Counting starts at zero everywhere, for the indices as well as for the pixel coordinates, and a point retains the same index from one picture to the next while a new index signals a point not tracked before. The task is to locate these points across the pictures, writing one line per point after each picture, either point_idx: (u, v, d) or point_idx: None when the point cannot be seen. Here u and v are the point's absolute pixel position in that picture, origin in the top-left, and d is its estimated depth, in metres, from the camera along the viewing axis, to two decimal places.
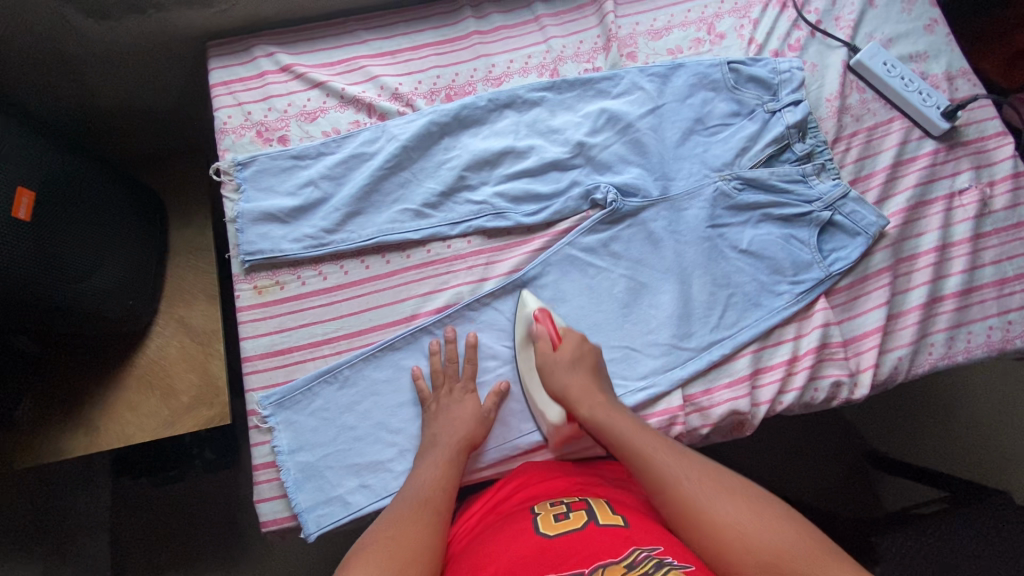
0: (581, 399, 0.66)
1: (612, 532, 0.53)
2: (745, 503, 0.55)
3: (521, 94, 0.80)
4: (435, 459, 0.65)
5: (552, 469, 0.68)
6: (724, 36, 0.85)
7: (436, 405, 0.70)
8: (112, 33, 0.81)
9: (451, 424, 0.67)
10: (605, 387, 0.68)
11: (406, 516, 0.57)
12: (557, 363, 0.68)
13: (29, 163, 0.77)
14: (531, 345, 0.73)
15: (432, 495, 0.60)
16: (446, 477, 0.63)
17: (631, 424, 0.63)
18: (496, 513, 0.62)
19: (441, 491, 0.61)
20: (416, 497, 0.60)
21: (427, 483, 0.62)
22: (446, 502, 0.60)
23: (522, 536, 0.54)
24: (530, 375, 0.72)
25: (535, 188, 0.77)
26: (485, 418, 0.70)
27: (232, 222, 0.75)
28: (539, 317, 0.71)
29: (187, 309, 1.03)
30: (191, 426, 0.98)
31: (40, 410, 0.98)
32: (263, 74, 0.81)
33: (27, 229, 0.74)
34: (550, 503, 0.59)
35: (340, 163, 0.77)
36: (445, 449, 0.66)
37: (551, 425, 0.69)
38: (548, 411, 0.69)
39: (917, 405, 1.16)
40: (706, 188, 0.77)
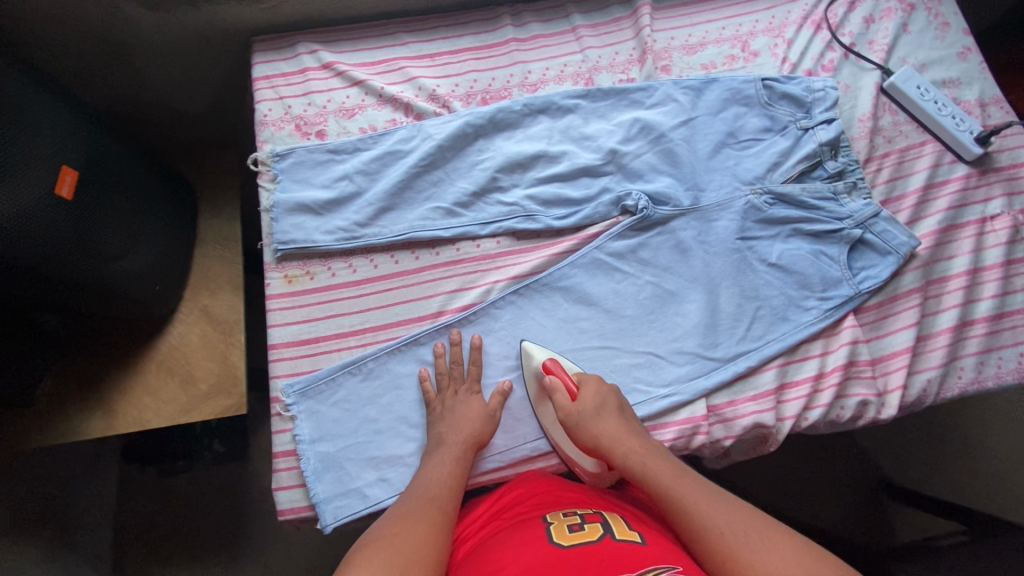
0: (612, 442, 0.63)
1: (628, 547, 0.52)
2: (773, 543, 0.52)
3: (555, 101, 0.81)
4: (444, 458, 0.65)
5: (560, 480, 0.68)
6: (758, 54, 0.86)
7: (456, 401, 0.70)
8: (162, 23, 0.83)
9: (467, 422, 0.68)
10: (634, 425, 0.66)
11: (416, 511, 0.57)
12: (581, 415, 0.66)
13: (73, 145, 0.79)
14: (544, 398, 0.72)
15: (438, 493, 0.60)
16: (454, 475, 0.63)
17: (660, 460, 0.61)
18: (505, 519, 0.61)
19: (449, 489, 0.61)
20: (423, 493, 0.60)
21: (437, 479, 0.62)
22: (453, 500, 0.60)
23: (535, 545, 0.53)
24: (553, 429, 0.71)
25: (565, 192, 0.77)
26: (492, 418, 0.70)
27: (267, 211, 0.76)
28: (548, 367, 0.70)
29: (211, 296, 1.05)
30: (208, 414, 0.99)
31: (61, 390, 0.99)
32: (304, 70, 0.83)
33: (68, 206, 0.76)
34: (564, 513, 0.58)
35: (376, 159, 0.79)
36: (462, 446, 0.66)
37: (589, 472, 0.69)
38: (583, 462, 0.69)
39: (937, 433, 1.14)
40: (737, 201, 0.77)
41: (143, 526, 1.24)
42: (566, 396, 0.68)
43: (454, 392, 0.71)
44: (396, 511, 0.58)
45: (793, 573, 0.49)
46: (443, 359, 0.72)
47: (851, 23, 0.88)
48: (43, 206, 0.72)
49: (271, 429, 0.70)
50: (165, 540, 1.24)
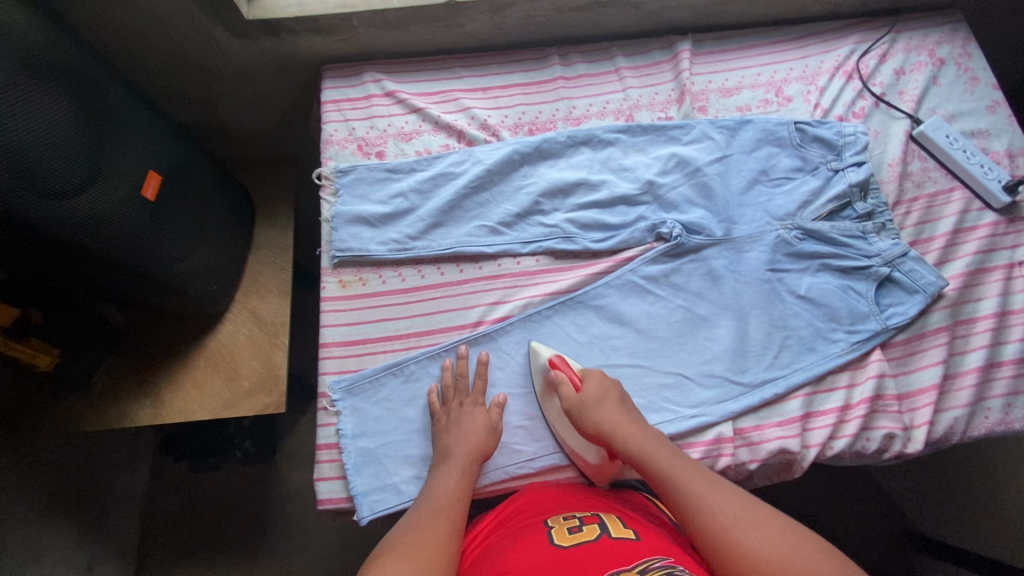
0: (617, 430, 0.68)
1: (626, 544, 0.56)
2: (778, 532, 0.58)
3: (597, 134, 0.87)
4: (450, 470, 0.68)
5: (566, 489, 0.71)
6: (792, 99, 0.92)
7: (464, 408, 0.73)
8: (247, 49, 0.91)
9: (470, 434, 0.70)
10: (634, 415, 0.71)
11: (427, 520, 0.61)
12: (584, 402, 0.71)
13: (161, 153, 0.87)
14: (549, 391, 0.76)
15: (447, 504, 0.64)
16: (459, 488, 0.66)
17: (670, 454, 0.66)
18: (506, 522, 0.66)
19: (455, 501, 0.64)
20: (432, 506, 0.63)
21: (445, 489, 0.66)
22: (457, 507, 0.64)
23: (538, 547, 0.57)
24: (558, 422, 0.74)
25: (604, 218, 0.82)
26: (495, 430, 0.73)
27: (328, 221, 0.83)
28: (554, 362, 0.75)
29: (260, 300, 1.11)
30: (250, 410, 1.05)
31: (114, 378, 1.06)
32: (368, 97, 0.91)
33: (149, 206, 0.84)
34: (563, 517, 0.62)
35: (429, 179, 0.85)
36: (467, 458, 0.69)
37: (592, 464, 0.72)
38: (587, 453, 0.73)
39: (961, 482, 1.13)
40: (768, 235, 0.81)
41: (172, 517, 1.37)
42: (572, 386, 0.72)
43: (459, 402, 0.73)
44: (408, 521, 0.62)
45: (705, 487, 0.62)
46: (448, 372, 0.76)
47: (882, 74, 0.93)
48: (129, 203, 0.80)
49: (317, 422, 0.75)
50: (190, 531, 1.36)
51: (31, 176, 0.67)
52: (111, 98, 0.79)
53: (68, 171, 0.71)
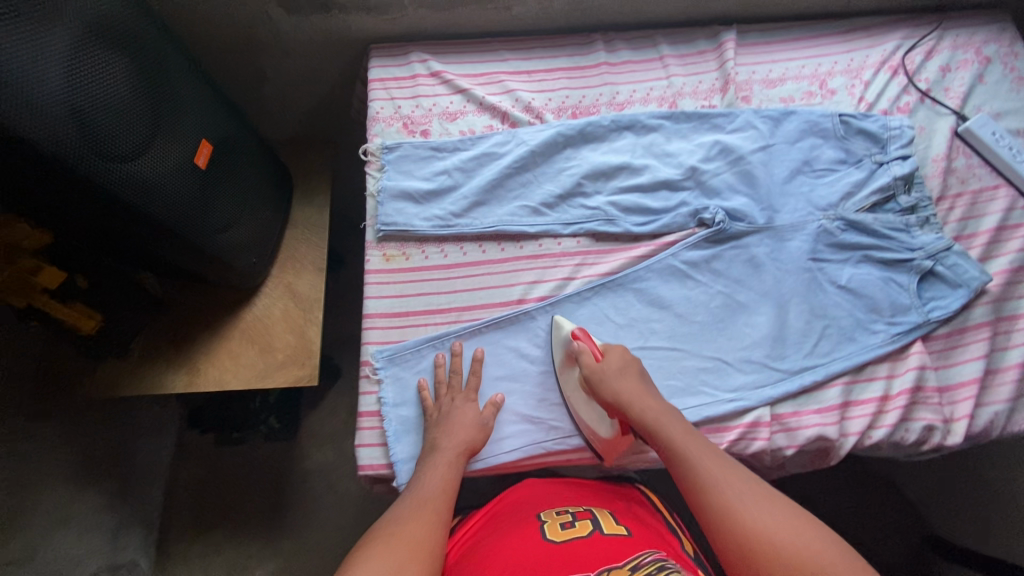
0: (633, 400, 0.68)
1: (616, 540, 0.59)
2: (787, 517, 0.55)
3: (641, 119, 0.88)
4: (438, 462, 0.67)
5: (552, 485, 0.74)
6: (836, 92, 0.92)
7: (457, 404, 0.73)
8: (298, 26, 0.92)
9: (460, 429, 0.70)
10: (651, 390, 0.71)
11: (410, 506, 0.61)
12: (604, 372, 0.71)
13: (213, 124, 0.89)
14: (569, 364, 0.77)
15: (434, 495, 0.63)
16: (447, 479, 0.65)
17: (681, 428, 0.65)
18: (497, 518, 0.68)
19: (442, 489, 0.64)
20: (418, 496, 0.63)
21: (432, 479, 0.65)
22: (444, 497, 0.63)
23: (531, 540, 0.59)
24: (575, 394, 0.75)
25: (646, 202, 0.83)
26: (484, 427, 0.72)
27: (373, 195, 0.85)
28: (576, 334, 0.75)
29: (296, 275, 1.13)
30: (282, 382, 1.06)
31: (153, 348, 1.08)
32: (414, 76, 0.93)
33: (200, 174, 0.85)
34: (556, 512, 0.65)
35: (474, 158, 0.87)
36: (455, 451, 0.69)
37: (605, 437, 0.72)
38: (600, 426, 0.73)
39: None
40: (810, 224, 0.81)
41: (195, 489, 1.40)
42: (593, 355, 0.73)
43: (452, 400, 0.74)
44: (393, 509, 0.62)
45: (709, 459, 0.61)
46: (442, 369, 0.76)
47: (928, 70, 0.93)
48: (182, 170, 0.81)
49: (358, 389, 0.76)
50: (212, 505, 1.39)
51: (101, 139, 0.69)
52: (169, 66, 0.81)
53: (129, 135, 0.73)
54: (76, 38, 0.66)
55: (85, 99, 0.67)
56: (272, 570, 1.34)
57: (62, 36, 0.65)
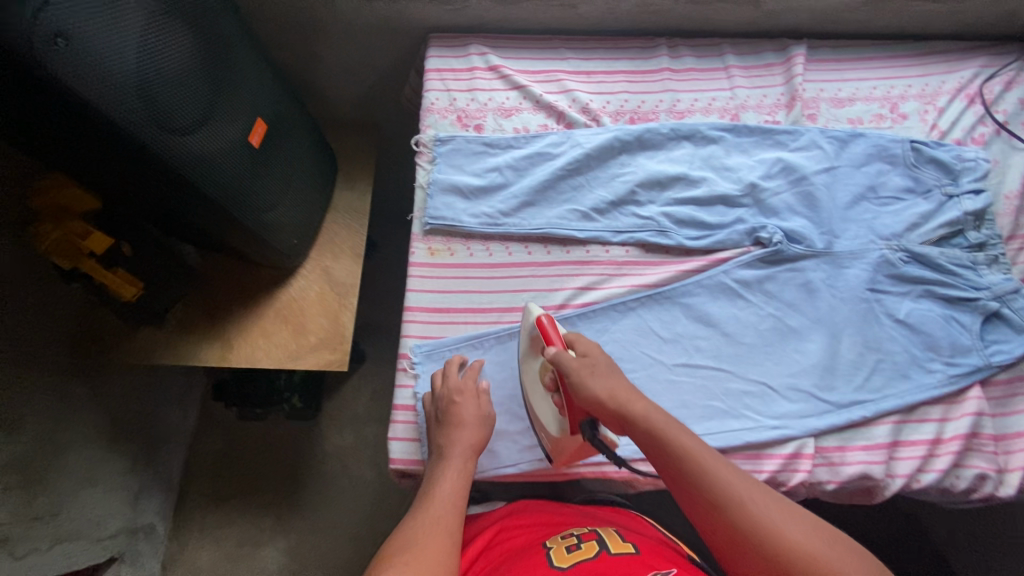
0: (631, 400, 0.63)
1: (625, 559, 0.60)
2: (821, 538, 0.55)
3: (702, 130, 0.86)
4: (446, 474, 0.65)
5: (548, 512, 0.73)
6: (907, 117, 0.88)
7: (458, 398, 0.70)
8: (361, 11, 0.92)
9: (467, 432, 0.68)
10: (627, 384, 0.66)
11: (422, 533, 0.58)
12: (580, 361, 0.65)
13: (269, 102, 0.88)
14: (533, 355, 0.73)
15: (444, 513, 0.61)
16: (456, 494, 0.63)
17: (691, 439, 0.61)
18: (498, 553, 0.66)
19: (452, 507, 0.62)
20: (429, 514, 0.60)
21: (442, 499, 0.62)
22: (454, 519, 0.61)
23: (540, 568, 0.59)
24: (533, 387, 0.72)
25: (701, 216, 0.81)
26: (482, 420, 0.70)
27: (424, 188, 0.85)
28: (539, 324, 0.69)
29: (333, 259, 1.13)
30: (311, 365, 1.07)
31: (188, 316, 1.10)
32: (472, 69, 0.92)
33: (253, 153, 0.85)
34: (561, 536, 0.65)
35: (526, 157, 0.86)
36: (464, 457, 0.67)
37: (551, 438, 0.69)
38: (551, 426, 0.68)
39: None
40: (871, 253, 0.78)
41: (213, 460, 1.42)
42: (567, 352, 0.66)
43: (451, 395, 0.70)
44: (401, 534, 0.58)
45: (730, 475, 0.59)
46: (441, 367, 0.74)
47: (1007, 101, 0.88)
48: (236, 147, 0.81)
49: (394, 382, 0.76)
50: (228, 479, 1.41)
51: (162, 112, 0.68)
52: (233, 43, 0.80)
53: (189, 110, 0.72)
54: (146, 10, 0.66)
55: (153, 67, 0.66)
56: (283, 548, 1.35)
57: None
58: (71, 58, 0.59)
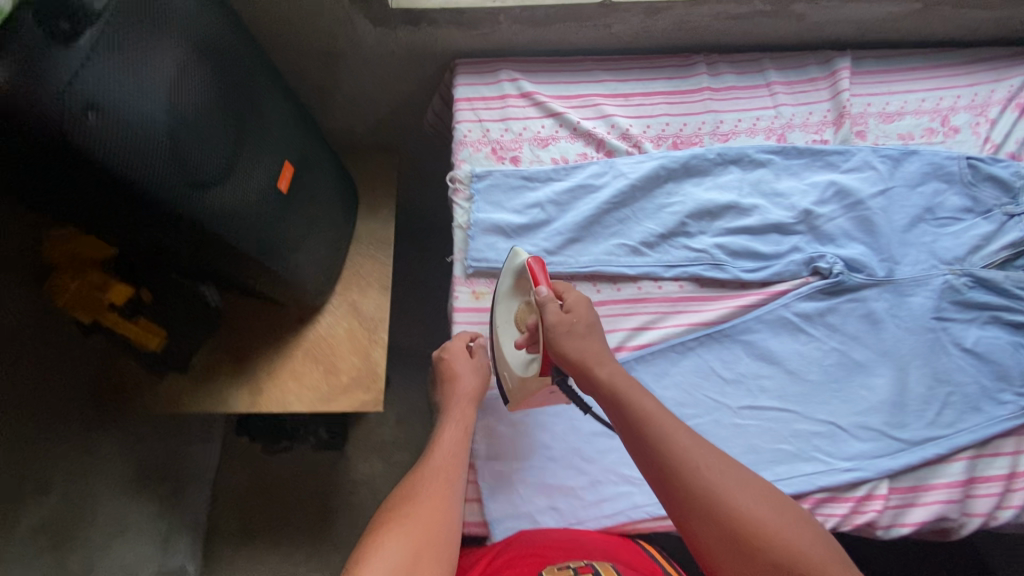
0: (600, 362, 0.62)
1: None
2: (773, 508, 0.53)
3: (749, 153, 0.83)
4: (449, 424, 0.68)
5: (544, 538, 0.64)
6: (959, 130, 0.85)
7: (446, 356, 0.74)
8: (383, 39, 0.87)
9: (462, 381, 0.72)
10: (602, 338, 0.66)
11: (421, 484, 0.60)
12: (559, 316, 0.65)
13: (292, 140, 0.83)
14: (516, 296, 0.73)
15: (445, 460, 0.63)
16: (458, 442, 0.66)
17: (652, 403, 0.59)
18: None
19: (453, 454, 0.64)
20: (429, 464, 0.63)
21: (441, 451, 0.65)
22: (453, 465, 0.63)
23: None
24: (506, 328, 0.73)
25: (755, 246, 0.78)
26: (480, 374, 0.73)
27: (463, 228, 0.81)
28: (531, 266, 0.69)
29: (361, 295, 1.10)
30: (346, 407, 1.03)
31: (213, 360, 1.05)
32: (504, 97, 0.87)
33: (281, 198, 0.80)
34: (557, 567, 0.56)
35: (568, 191, 0.82)
36: (464, 405, 0.70)
37: (512, 376, 0.70)
38: (517, 368, 0.70)
39: None
40: (934, 279, 0.76)
41: (238, 494, 1.38)
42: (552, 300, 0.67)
43: (441, 354, 0.75)
44: (404, 484, 0.61)
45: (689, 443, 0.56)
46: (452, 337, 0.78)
47: None
48: (266, 195, 0.76)
49: None
50: (256, 513, 1.37)
51: (199, 173, 0.62)
52: (254, 82, 0.74)
53: (223, 166, 0.66)
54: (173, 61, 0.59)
55: (185, 126, 0.60)
56: None
57: (157, 52, 0.57)
58: (106, 133, 0.52)
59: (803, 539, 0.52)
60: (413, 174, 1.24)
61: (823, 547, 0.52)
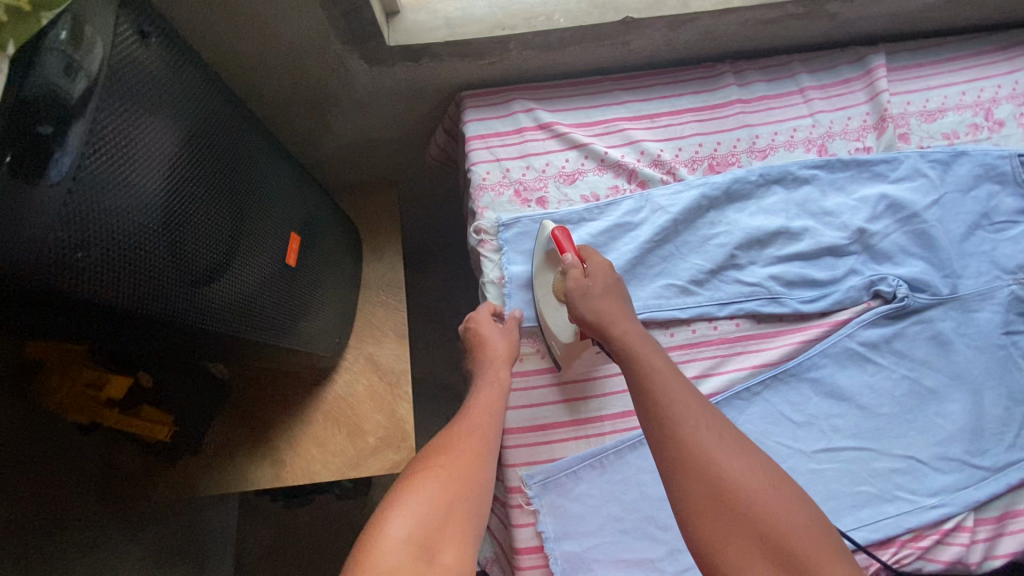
0: (615, 321, 0.63)
1: None
2: (767, 482, 0.51)
3: (792, 171, 0.77)
4: (482, 385, 0.66)
5: None
6: (1003, 124, 0.80)
7: (473, 325, 0.71)
8: (380, 77, 0.77)
9: (490, 344, 0.68)
10: (630, 312, 0.66)
11: (451, 441, 0.59)
12: (586, 285, 0.65)
13: (293, 204, 0.73)
14: (549, 269, 0.72)
15: (477, 423, 0.61)
16: (490, 402, 0.64)
17: (664, 364, 0.60)
18: None
19: (489, 417, 0.62)
20: (460, 422, 0.62)
21: (478, 411, 0.63)
22: (489, 428, 0.62)
23: None
24: (545, 299, 0.71)
25: (811, 273, 0.73)
26: (509, 338, 0.69)
27: (496, 284, 0.74)
28: (555, 236, 0.69)
29: (377, 344, 0.99)
30: (378, 469, 0.91)
31: (228, 435, 0.91)
32: (521, 131, 0.79)
33: (291, 275, 0.71)
34: None
35: (605, 231, 0.75)
36: (496, 367, 0.67)
37: (562, 343, 0.68)
38: (562, 332, 0.69)
39: None
40: (999, 291, 0.72)
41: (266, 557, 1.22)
42: (577, 262, 0.67)
43: (467, 325, 0.72)
44: (440, 436, 0.61)
45: (687, 398, 0.56)
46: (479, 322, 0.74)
47: None
48: (278, 276, 0.67)
49: (512, 522, 0.67)
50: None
51: (211, 281, 0.52)
52: (252, 151, 0.63)
53: (236, 263, 0.56)
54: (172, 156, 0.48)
55: (191, 235, 0.49)
56: None
57: (154, 150, 0.46)
58: (104, 269, 0.41)
59: (793, 519, 0.49)
60: (414, 205, 1.15)
61: (809, 521, 0.49)
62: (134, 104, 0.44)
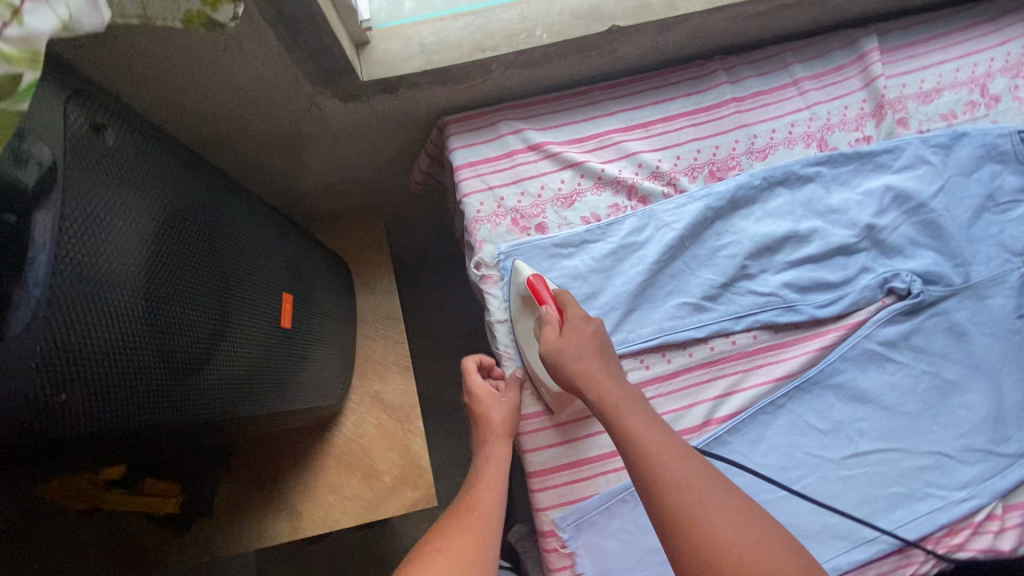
0: (593, 378, 0.59)
1: None
2: (734, 507, 0.50)
3: (795, 170, 0.74)
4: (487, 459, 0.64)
5: None
6: (1000, 98, 0.78)
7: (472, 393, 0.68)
8: (357, 112, 0.72)
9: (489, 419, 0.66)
10: (613, 367, 0.62)
11: (451, 523, 0.56)
12: (562, 349, 0.60)
13: (279, 259, 0.68)
14: (528, 315, 0.69)
15: (480, 502, 0.58)
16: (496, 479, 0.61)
17: (628, 400, 0.58)
18: None
19: (493, 492, 0.60)
20: (461, 503, 0.59)
21: (482, 489, 0.60)
22: (493, 505, 0.59)
23: None
24: (528, 346, 0.68)
25: (823, 276, 0.71)
26: (509, 409, 0.67)
27: (505, 322, 0.71)
28: (532, 283, 0.66)
29: (381, 382, 0.95)
30: (398, 510, 0.87)
31: (239, 494, 0.87)
32: (511, 154, 0.75)
33: (289, 337, 0.66)
34: None
35: (609, 254, 0.72)
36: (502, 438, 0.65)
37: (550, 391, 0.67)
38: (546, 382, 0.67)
39: None
40: (1010, 275, 0.72)
41: None
42: (553, 312, 0.63)
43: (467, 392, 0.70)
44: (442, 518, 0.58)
45: (645, 426, 0.55)
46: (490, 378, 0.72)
47: None
48: (276, 343, 0.62)
49: (549, 566, 0.66)
50: None
51: (212, 375, 0.48)
52: (230, 215, 0.58)
53: (234, 347, 0.52)
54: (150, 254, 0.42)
55: (183, 335, 0.44)
56: None
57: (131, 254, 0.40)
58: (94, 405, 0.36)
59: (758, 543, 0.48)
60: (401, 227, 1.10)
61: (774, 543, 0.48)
62: (101, 207, 0.38)
